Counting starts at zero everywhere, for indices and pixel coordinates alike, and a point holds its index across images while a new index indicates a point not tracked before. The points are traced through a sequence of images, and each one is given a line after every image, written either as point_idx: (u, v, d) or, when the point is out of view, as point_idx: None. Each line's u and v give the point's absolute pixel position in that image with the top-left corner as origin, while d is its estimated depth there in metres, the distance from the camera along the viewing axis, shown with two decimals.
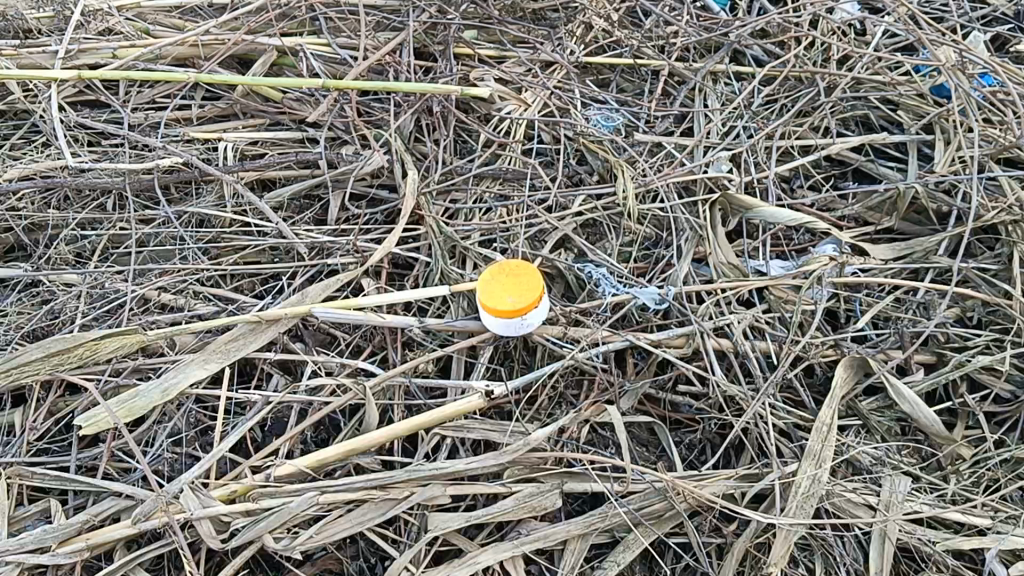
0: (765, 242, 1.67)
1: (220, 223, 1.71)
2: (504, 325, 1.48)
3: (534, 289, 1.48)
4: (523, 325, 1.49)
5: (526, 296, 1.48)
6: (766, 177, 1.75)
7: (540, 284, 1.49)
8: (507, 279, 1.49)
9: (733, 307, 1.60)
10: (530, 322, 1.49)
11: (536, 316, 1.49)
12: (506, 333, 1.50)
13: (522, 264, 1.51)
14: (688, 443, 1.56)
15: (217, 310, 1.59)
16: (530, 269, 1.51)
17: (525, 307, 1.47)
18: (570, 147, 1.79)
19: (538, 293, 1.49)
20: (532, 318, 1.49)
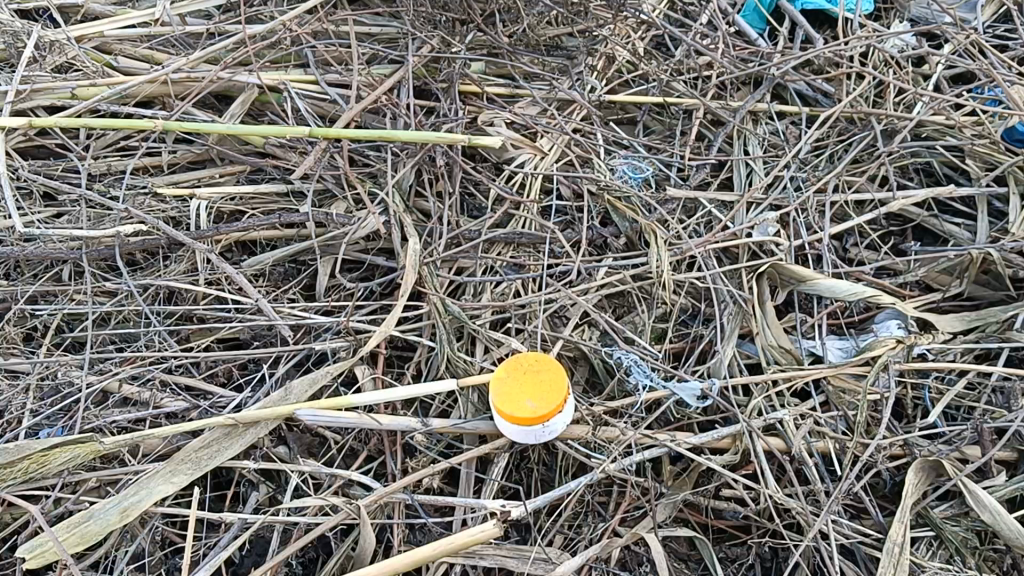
0: (821, 319, 1.45)
1: (192, 297, 1.49)
2: (523, 433, 1.26)
3: (558, 390, 1.26)
4: (544, 432, 1.27)
5: (548, 399, 1.25)
6: (818, 241, 1.53)
7: (564, 384, 1.27)
8: (526, 378, 1.27)
9: (784, 400, 1.39)
10: (553, 428, 1.27)
11: (560, 421, 1.27)
12: (525, 441, 1.28)
13: (543, 358, 1.29)
14: (734, 559, 1.36)
15: (187, 407, 1.37)
16: (552, 365, 1.28)
17: (547, 414, 1.25)
18: (593, 204, 1.57)
19: (563, 394, 1.26)
20: (555, 424, 1.26)
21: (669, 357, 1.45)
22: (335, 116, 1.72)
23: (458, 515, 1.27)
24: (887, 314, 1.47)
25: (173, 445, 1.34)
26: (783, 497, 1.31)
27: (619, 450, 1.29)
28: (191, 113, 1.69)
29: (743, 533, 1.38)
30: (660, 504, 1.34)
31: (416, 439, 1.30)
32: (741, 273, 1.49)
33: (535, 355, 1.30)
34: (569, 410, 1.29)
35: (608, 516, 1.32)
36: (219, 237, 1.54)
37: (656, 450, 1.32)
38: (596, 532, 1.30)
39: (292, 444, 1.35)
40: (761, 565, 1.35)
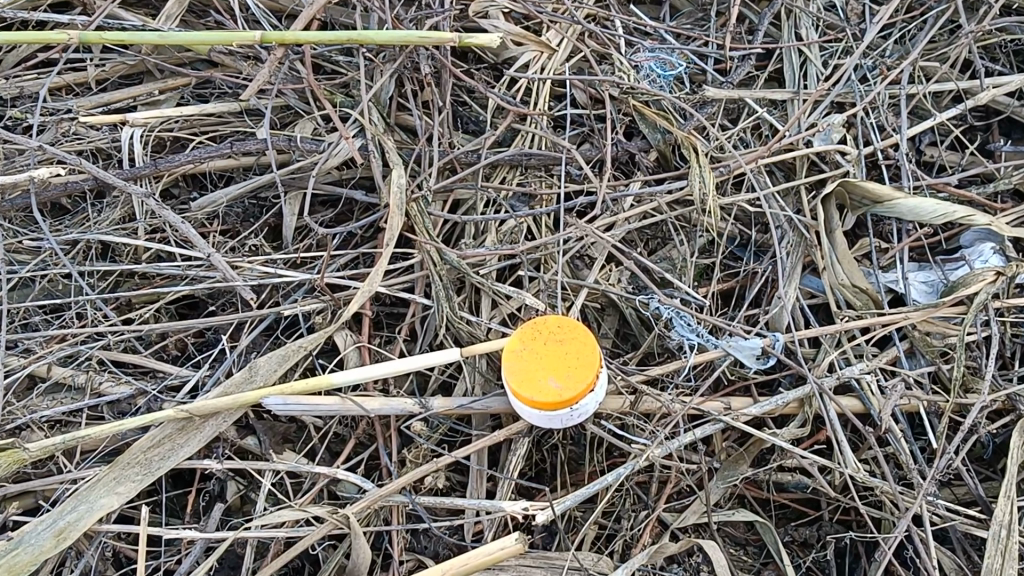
0: (901, 247, 1.19)
1: (130, 252, 1.23)
2: (547, 417, 1.02)
3: (586, 363, 1.01)
4: (573, 414, 1.02)
5: (576, 375, 1.00)
6: (891, 146, 1.25)
7: (594, 355, 1.01)
8: (546, 348, 1.02)
9: (860, 351, 1.14)
10: (584, 409, 1.03)
11: (591, 401, 1.02)
12: (548, 425, 1.04)
13: (565, 322, 1.03)
14: (803, 540, 1.14)
15: (132, 393, 1.13)
16: (577, 329, 1.03)
17: (576, 397, 1.00)
18: (614, 112, 1.28)
19: (593, 368, 1.01)
20: (585, 405, 1.02)
21: (717, 302, 1.19)
22: (294, 12, 1.41)
23: (470, 518, 1.04)
24: (977, 234, 1.20)
25: (118, 442, 1.10)
26: (865, 475, 1.08)
27: (666, 431, 1.05)
28: (118, 18, 1.37)
29: (811, 510, 1.16)
30: (713, 484, 1.12)
31: (415, 426, 1.06)
32: (802, 192, 1.23)
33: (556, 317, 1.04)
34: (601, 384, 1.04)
35: (652, 504, 1.09)
36: (159, 174, 1.26)
37: (709, 425, 1.08)
38: (638, 527, 1.07)
39: (261, 435, 1.10)
40: (834, 549, 1.13)
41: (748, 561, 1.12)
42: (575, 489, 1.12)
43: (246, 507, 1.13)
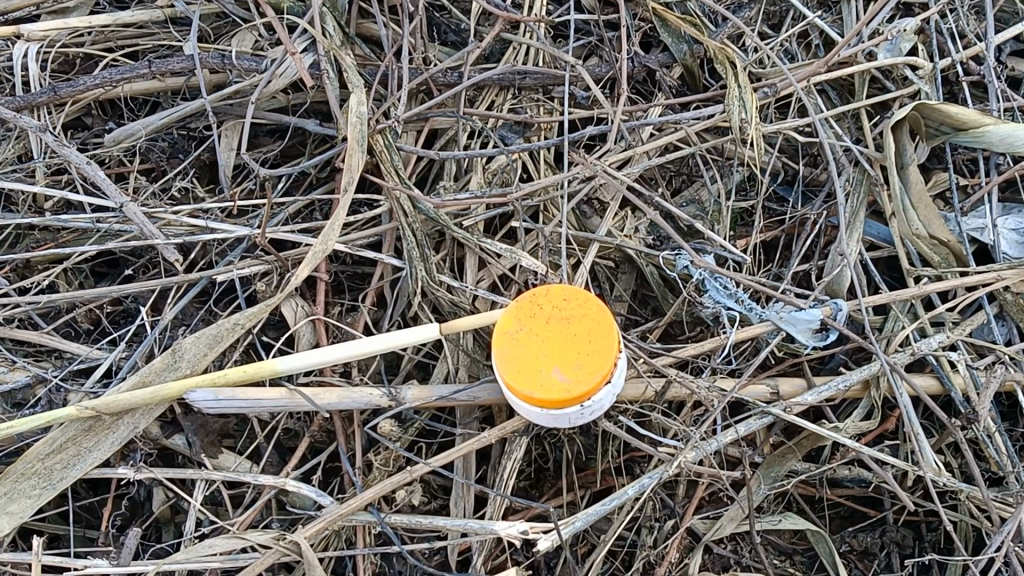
0: (991, 186, 0.95)
1: (28, 201, 0.99)
2: (550, 416, 0.79)
3: (600, 348, 0.78)
4: (583, 411, 0.79)
5: (586, 364, 0.78)
6: (974, 59, 1.00)
7: (610, 338, 0.78)
8: (548, 328, 0.79)
9: (939, 318, 0.91)
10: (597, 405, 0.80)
11: (607, 396, 0.80)
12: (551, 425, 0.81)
13: (574, 294, 0.80)
14: (861, 549, 0.93)
15: (29, 382, 0.90)
16: (589, 303, 0.80)
17: (586, 393, 0.78)
18: (629, 17, 1.02)
19: (609, 354, 0.78)
20: (598, 401, 0.79)
21: (758, 256, 0.96)
22: None
23: (455, 541, 0.83)
24: None
25: (12, 445, 0.88)
26: (947, 478, 0.86)
27: (702, 430, 0.83)
28: None
29: (872, 511, 0.94)
30: (756, 485, 0.90)
31: (384, 425, 0.84)
32: (862, 116, 0.99)
33: (562, 287, 0.81)
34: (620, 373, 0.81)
35: (682, 513, 0.88)
36: (61, 102, 1.01)
37: (754, 418, 0.86)
38: (664, 545, 0.86)
39: (189, 435, 0.87)
40: (900, 561, 0.92)
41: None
42: (585, 493, 0.90)
43: (178, 517, 0.91)
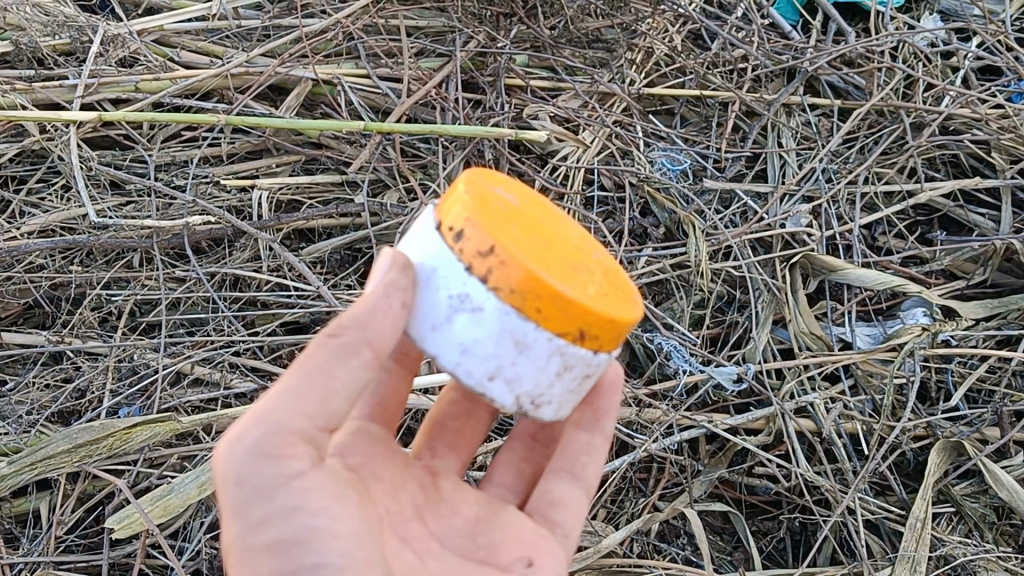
0: (850, 307, 1.55)
1: (254, 283, 1.59)
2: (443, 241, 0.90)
3: (508, 276, 0.86)
4: (438, 310, 0.91)
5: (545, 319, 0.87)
6: (848, 232, 1.62)
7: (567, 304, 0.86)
8: (575, 270, 0.89)
9: (816, 383, 1.49)
10: (463, 337, 0.89)
11: (442, 313, 0.90)
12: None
13: (555, 323, 0.87)
14: (767, 533, 1.45)
15: (256, 387, 1.48)
16: (556, 324, 0.87)
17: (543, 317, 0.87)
18: (634, 195, 1.65)
19: (545, 304, 0.86)
20: (433, 256, 0.91)
21: (707, 343, 1.54)
22: (387, 108, 1.79)
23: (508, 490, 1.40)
24: (914, 301, 1.57)
25: (241, 425, 1.46)
26: (813, 475, 1.40)
27: (661, 431, 1.40)
28: (251, 106, 1.77)
29: (774, 508, 1.46)
30: (697, 480, 1.43)
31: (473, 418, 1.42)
32: (776, 262, 1.57)
33: (608, 327, 0.90)
34: (469, 354, 0.90)
35: (648, 491, 1.43)
36: (280, 227, 1.63)
37: (695, 430, 1.42)
38: (637, 507, 1.41)
39: None
40: (789, 537, 1.44)
41: (722, 544, 1.44)
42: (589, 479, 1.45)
43: None
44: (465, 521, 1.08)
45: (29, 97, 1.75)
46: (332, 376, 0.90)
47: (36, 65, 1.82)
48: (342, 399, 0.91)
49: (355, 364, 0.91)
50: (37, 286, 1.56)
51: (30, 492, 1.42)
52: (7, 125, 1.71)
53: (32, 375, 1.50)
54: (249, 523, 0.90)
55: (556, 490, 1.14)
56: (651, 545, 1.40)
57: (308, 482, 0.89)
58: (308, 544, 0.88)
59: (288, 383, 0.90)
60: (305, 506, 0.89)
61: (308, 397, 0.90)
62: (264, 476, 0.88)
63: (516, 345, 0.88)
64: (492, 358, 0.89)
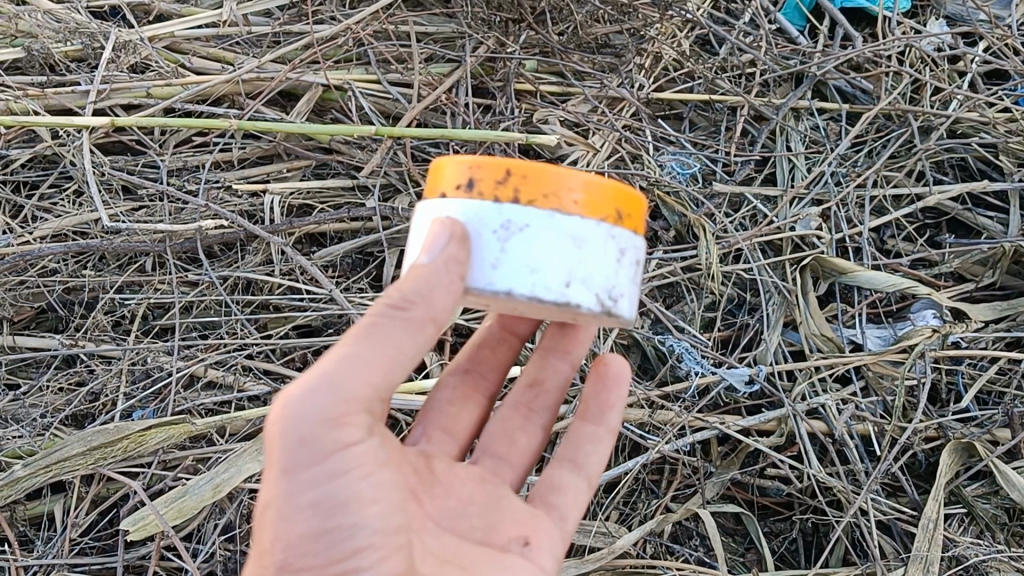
0: (860, 309, 1.56)
1: (266, 287, 1.60)
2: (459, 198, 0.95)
3: (533, 184, 0.93)
4: (486, 257, 0.93)
5: (584, 203, 0.94)
6: (858, 235, 1.63)
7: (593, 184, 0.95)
8: None
9: (827, 385, 1.50)
10: (525, 264, 0.92)
11: (488, 253, 0.93)
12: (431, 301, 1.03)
13: (597, 205, 0.95)
14: (779, 534, 1.45)
15: (269, 391, 1.48)
16: (596, 211, 0.95)
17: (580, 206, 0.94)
18: (644, 199, 1.66)
19: (554, 190, 0.93)
20: (467, 216, 0.94)
21: (717, 346, 1.55)
22: (397, 113, 1.80)
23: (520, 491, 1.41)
24: (924, 303, 1.57)
25: (252, 428, 1.45)
26: (826, 476, 1.40)
27: (673, 432, 1.41)
28: (262, 112, 1.78)
29: (786, 509, 1.46)
30: (709, 481, 1.44)
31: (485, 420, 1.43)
32: (786, 265, 1.58)
33: (634, 205, 0.99)
34: (543, 271, 0.92)
35: (660, 493, 1.44)
36: (292, 231, 1.63)
37: (707, 432, 1.43)
38: (650, 508, 1.41)
39: None
40: (801, 539, 1.44)
41: (734, 546, 1.45)
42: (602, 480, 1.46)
43: None
44: (460, 501, 1.08)
45: (42, 104, 1.76)
46: (397, 348, 0.93)
47: (48, 71, 1.83)
48: (399, 369, 0.94)
49: (417, 337, 0.95)
50: (50, 290, 1.57)
51: (44, 496, 1.43)
52: (19, 130, 1.72)
53: (45, 379, 1.50)
54: (296, 481, 0.90)
55: (557, 477, 1.17)
56: (664, 547, 1.41)
57: (359, 450, 0.92)
58: (351, 509, 0.91)
59: (352, 348, 0.91)
60: (353, 472, 0.92)
61: (371, 364, 0.92)
62: (321, 438, 0.90)
63: (574, 241, 0.93)
64: (563, 264, 0.93)
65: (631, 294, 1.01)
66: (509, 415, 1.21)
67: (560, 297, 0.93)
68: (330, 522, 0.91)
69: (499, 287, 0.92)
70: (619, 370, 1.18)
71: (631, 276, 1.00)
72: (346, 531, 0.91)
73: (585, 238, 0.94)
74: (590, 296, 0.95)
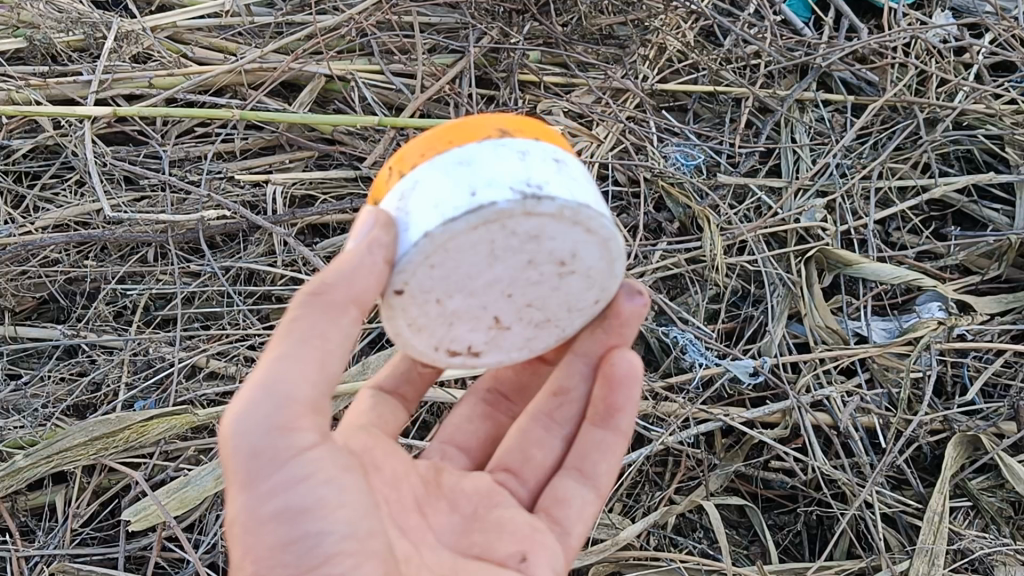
0: (866, 302, 1.55)
1: (269, 277, 1.59)
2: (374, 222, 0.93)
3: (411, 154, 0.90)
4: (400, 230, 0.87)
5: (463, 136, 0.89)
6: (863, 227, 1.62)
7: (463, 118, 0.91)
8: None
9: (832, 377, 1.49)
10: (425, 205, 0.86)
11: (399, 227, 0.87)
12: (437, 352, 0.97)
13: (470, 131, 0.90)
14: (783, 526, 1.45)
15: None
16: (471, 137, 0.89)
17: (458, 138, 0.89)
18: (648, 190, 1.65)
19: (432, 147, 0.89)
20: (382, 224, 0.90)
21: (722, 338, 1.55)
22: (400, 104, 1.79)
23: None
24: (930, 296, 1.56)
25: None
26: (831, 469, 1.40)
27: (677, 424, 1.40)
28: (265, 102, 1.78)
29: (790, 502, 1.46)
30: (713, 473, 1.43)
31: None
32: (791, 257, 1.58)
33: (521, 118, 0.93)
34: (444, 201, 0.85)
35: (664, 485, 1.43)
36: (294, 222, 1.63)
37: (712, 424, 1.42)
38: (654, 500, 1.41)
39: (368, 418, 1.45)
40: (805, 531, 1.44)
41: (738, 538, 1.44)
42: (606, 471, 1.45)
43: None
44: (461, 517, 1.05)
45: (44, 93, 1.75)
46: (326, 340, 0.84)
47: (50, 61, 1.82)
48: (337, 360, 0.85)
49: (349, 325, 0.86)
50: (52, 280, 1.57)
51: (45, 486, 1.42)
52: (21, 120, 1.72)
53: (47, 369, 1.50)
54: (254, 498, 0.83)
55: (561, 488, 1.10)
56: (668, 539, 1.40)
57: (314, 455, 0.84)
58: (315, 517, 0.83)
59: (289, 348, 0.83)
60: (312, 477, 0.83)
61: (311, 362, 0.83)
62: (272, 448, 0.82)
63: (461, 164, 0.87)
64: (459, 185, 0.85)
65: (567, 186, 0.88)
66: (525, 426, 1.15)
67: (467, 206, 0.84)
68: (294, 533, 0.82)
69: (416, 236, 0.85)
70: (628, 370, 1.07)
71: (557, 173, 0.89)
72: (311, 540, 0.82)
73: (472, 157, 0.87)
74: (505, 190, 0.84)
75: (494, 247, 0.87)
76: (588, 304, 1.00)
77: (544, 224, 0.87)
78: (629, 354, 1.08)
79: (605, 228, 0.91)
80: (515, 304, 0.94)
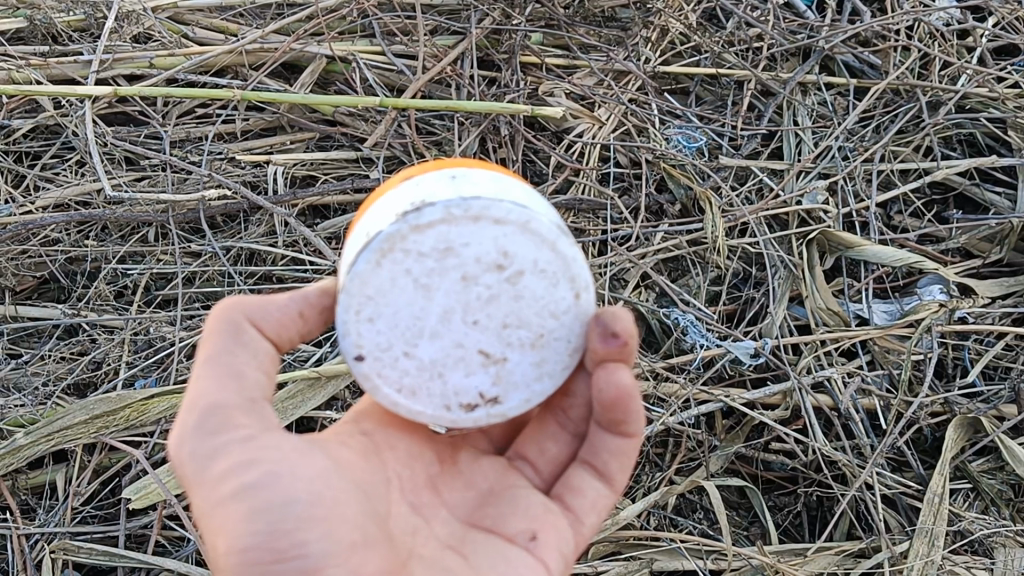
0: (867, 284, 1.55)
1: (269, 258, 1.59)
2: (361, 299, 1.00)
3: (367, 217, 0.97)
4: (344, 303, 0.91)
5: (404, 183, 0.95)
6: (865, 210, 1.62)
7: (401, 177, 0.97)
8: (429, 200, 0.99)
9: (833, 359, 1.49)
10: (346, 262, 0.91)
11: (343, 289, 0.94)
12: (452, 412, 0.94)
13: (395, 185, 0.94)
14: (784, 507, 1.45)
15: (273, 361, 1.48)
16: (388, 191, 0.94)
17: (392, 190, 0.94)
18: (649, 172, 1.65)
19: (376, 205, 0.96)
20: None
21: (723, 320, 1.55)
22: (402, 85, 1.79)
23: None
24: (931, 279, 1.56)
25: None
26: (831, 450, 1.40)
27: (678, 405, 1.40)
28: (266, 83, 1.77)
29: (790, 483, 1.46)
30: (713, 454, 1.44)
31: None
32: (792, 240, 1.58)
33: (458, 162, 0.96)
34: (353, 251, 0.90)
35: (665, 466, 1.43)
36: (295, 202, 1.62)
37: (712, 405, 1.43)
38: (654, 480, 1.41)
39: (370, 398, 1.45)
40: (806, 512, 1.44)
41: (738, 519, 1.44)
42: None
43: None
44: (474, 495, 1.06)
45: (45, 73, 1.75)
46: (240, 363, 0.92)
47: (50, 41, 1.81)
48: (254, 385, 0.93)
49: (262, 359, 0.94)
50: (52, 259, 1.57)
51: (45, 465, 1.42)
52: (21, 99, 1.71)
53: (48, 348, 1.50)
54: (209, 490, 0.87)
55: (574, 477, 1.07)
56: (668, 519, 1.41)
57: (261, 443, 0.88)
58: (275, 491, 0.85)
59: (210, 368, 0.91)
60: (266, 459, 0.87)
61: (229, 380, 0.91)
62: (209, 444, 0.87)
63: (376, 216, 0.91)
64: (366, 234, 0.90)
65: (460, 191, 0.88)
66: (542, 414, 1.10)
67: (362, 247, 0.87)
68: (251, 509, 0.84)
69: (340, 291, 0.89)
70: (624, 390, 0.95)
71: (451, 186, 0.90)
72: (272, 514, 0.84)
73: (382, 206, 0.92)
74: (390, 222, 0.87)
75: (415, 278, 0.88)
76: (570, 304, 0.93)
77: (444, 234, 0.86)
78: (617, 372, 0.95)
79: (522, 219, 0.88)
80: (493, 331, 0.90)
